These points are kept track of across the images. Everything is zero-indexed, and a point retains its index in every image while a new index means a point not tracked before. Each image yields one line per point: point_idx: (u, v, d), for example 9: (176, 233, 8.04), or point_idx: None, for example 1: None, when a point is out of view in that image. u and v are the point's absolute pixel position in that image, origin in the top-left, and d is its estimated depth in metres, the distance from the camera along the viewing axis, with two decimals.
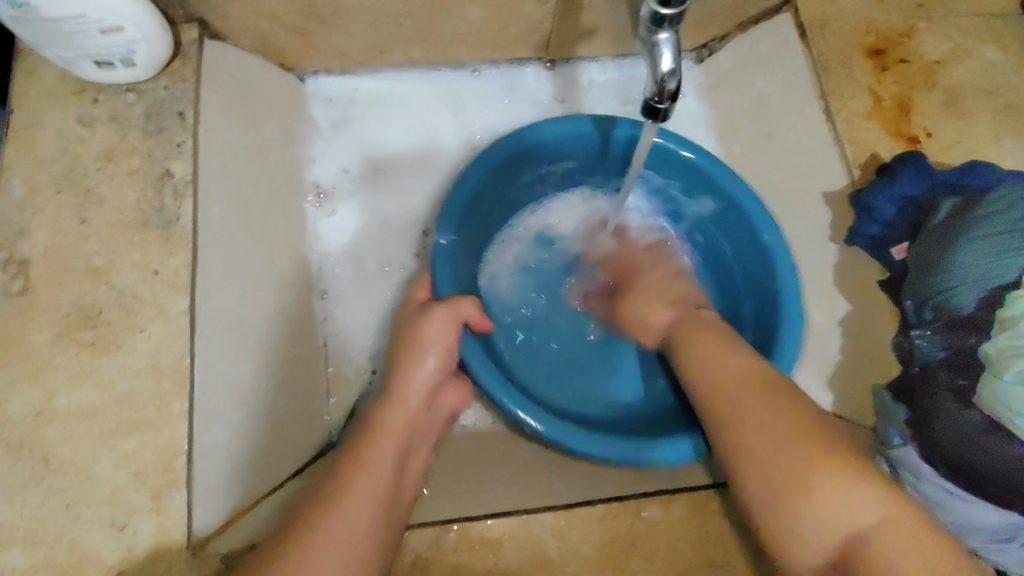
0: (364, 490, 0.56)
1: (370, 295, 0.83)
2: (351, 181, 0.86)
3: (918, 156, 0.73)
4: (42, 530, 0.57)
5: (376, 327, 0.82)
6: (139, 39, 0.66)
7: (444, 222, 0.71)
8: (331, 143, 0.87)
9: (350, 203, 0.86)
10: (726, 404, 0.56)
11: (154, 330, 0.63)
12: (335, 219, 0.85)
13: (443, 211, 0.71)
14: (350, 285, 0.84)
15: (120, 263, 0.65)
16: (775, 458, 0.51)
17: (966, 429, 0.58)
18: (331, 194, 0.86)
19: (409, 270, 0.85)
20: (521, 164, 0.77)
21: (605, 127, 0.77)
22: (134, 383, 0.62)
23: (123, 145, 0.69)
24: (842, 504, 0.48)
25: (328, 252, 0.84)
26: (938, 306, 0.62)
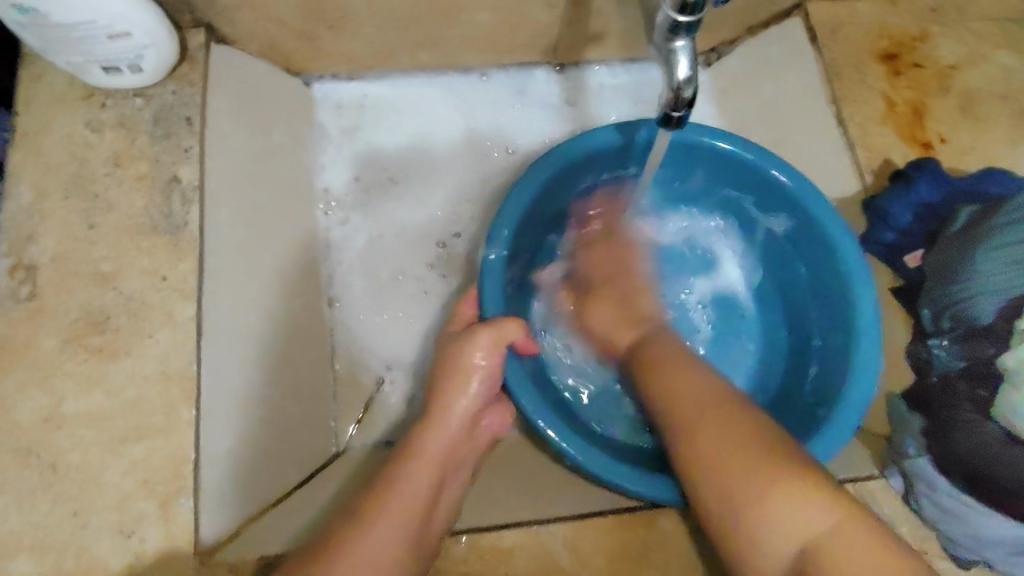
0: (392, 511, 0.56)
1: (387, 305, 0.81)
2: (364, 190, 0.85)
3: (934, 164, 0.72)
4: (50, 537, 0.57)
5: (395, 339, 0.79)
6: (147, 44, 0.66)
7: (494, 237, 0.66)
8: (341, 150, 0.86)
9: (365, 213, 0.84)
10: (681, 420, 0.56)
11: (163, 335, 0.63)
12: (347, 227, 0.83)
13: (493, 226, 0.67)
14: (365, 294, 0.81)
15: (128, 269, 0.65)
16: (725, 466, 0.52)
17: (988, 443, 0.57)
18: (343, 203, 0.84)
19: (427, 280, 0.82)
20: (567, 178, 0.73)
21: (628, 133, 0.72)
22: (143, 390, 0.61)
23: (132, 150, 0.69)
24: (789, 511, 0.48)
25: (341, 261, 0.82)
26: (957, 315, 0.61)
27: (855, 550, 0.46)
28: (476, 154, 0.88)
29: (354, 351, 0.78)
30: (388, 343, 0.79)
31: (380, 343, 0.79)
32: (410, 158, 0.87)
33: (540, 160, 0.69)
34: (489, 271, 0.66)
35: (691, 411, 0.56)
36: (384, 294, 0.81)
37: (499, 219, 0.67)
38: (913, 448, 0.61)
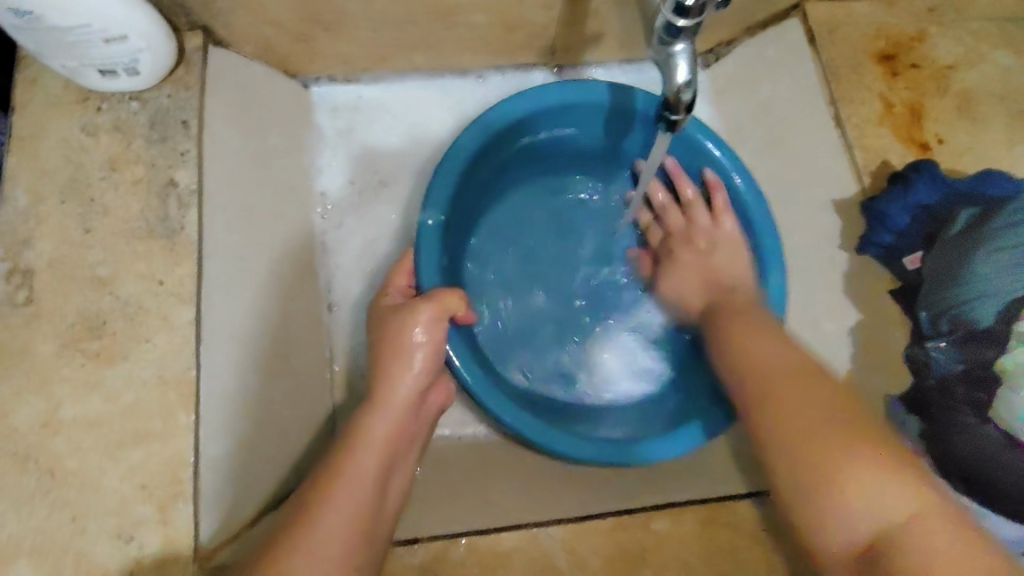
0: (339, 508, 0.54)
1: None
2: (353, 189, 0.86)
3: (933, 164, 0.71)
4: (47, 542, 0.57)
5: None
6: (144, 48, 0.66)
7: (431, 203, 0.69)
8: (338, 154, 0.87)
9: (358, 215, 0.86)
10: (772, 392, 0.57)
11: (159, 340, 0.63)
12: (343, 230, 0.85)
13: (431, 192, 0.69)
14: (360, 295, 0.83)
15: (125, 273, 0.65)
16: (812, 447, 0.51)
17: (986, 446, 0.57)
18: (336, 206, 0.85)
19: None
20: (503, 144, 0.75)
21: (623, 104, 0.76)
22: (140, 394, 0.61)
23: (128, 153, 0.68)
24: (880, 491, 0.48)
25: (337, 264, 0.84)
26: (956, 318, 0.60)
27: (936, 543, 0.45)
28: None
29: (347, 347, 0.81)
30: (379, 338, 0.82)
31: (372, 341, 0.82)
32: (404, 161, 0.88)
33: (466, 130, 0.71)
34: (426, 236, 0.69)
35: (788, 382, 0.57)
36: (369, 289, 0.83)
37: (436, 186, 0.70)
38: (910, 450, 0.62)
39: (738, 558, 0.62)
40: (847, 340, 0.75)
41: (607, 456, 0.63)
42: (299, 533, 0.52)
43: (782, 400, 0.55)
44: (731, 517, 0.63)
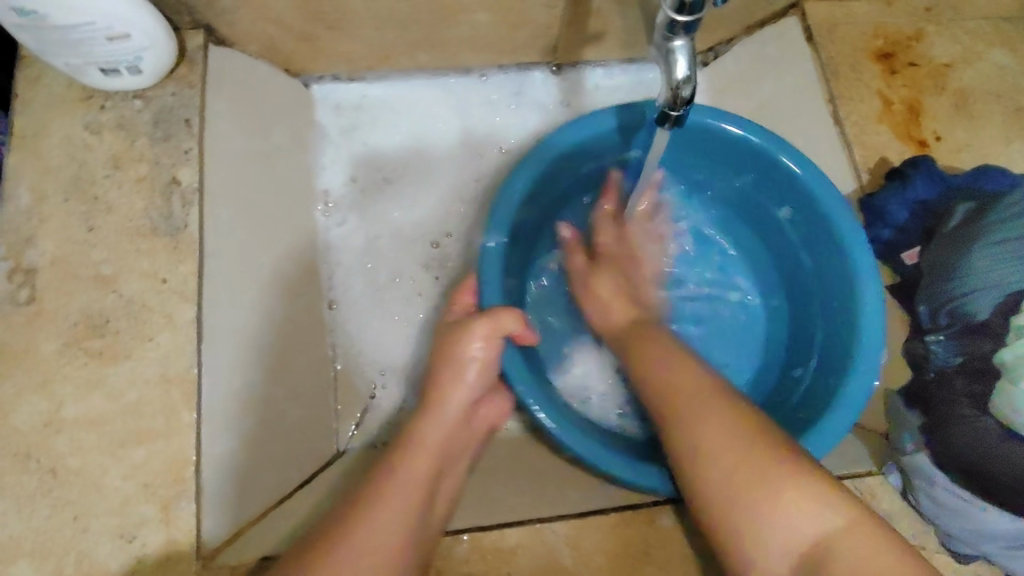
0: (392, 510, 0.56)
1: (382, 305, 0.83)
2: (356, 186, 0.86)
3: (931, 162, 0.72)
4: (50, 541, 0.56)
5: (387, 338, 0.82)
6: (147, 46, 0.66)
7: (494, 225, 0.68)
8: (340, 152, 0.87)
9: (360, 213, 0.86)
10: (681, 408, 0.57)
11: (163, 338, 0.63)
12: (345, 227, 0.85)
13: (493, 214, 0.68)
14: (361, 293, 0.83)
15: (128, 271, 0.64)
16: (731, 461, 0.52)
17: (986, 437, 0.57)
18: (339, 204, 0.86)
19: (421, 281, 0.84)
20: (563, 168, 0.74)
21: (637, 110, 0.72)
22: (143, 393, 0.61)
23: (130, 152, 0.68)
24: (806, 512, 0.49)
25: (338, 262, 0.84)
26: (954, 312, 0.61)
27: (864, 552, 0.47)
28: (473, 156, 0.89)
29: (351, 346, 0.81)
30: (383, 337, 0.82)
31: (376, 339, 0.82)
32: (407, 160, 0.88)
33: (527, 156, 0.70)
34: (489, 262, 0.68)
35: (697, 411, 0.56)
36: (372, 287, 0.84)
37: (498, 210, 0.68)
38: (910, 444, 0.62)
39: None
40: None
41: (609, 465, 0.62)
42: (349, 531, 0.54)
43: (696, 430, 0.55)
44: None
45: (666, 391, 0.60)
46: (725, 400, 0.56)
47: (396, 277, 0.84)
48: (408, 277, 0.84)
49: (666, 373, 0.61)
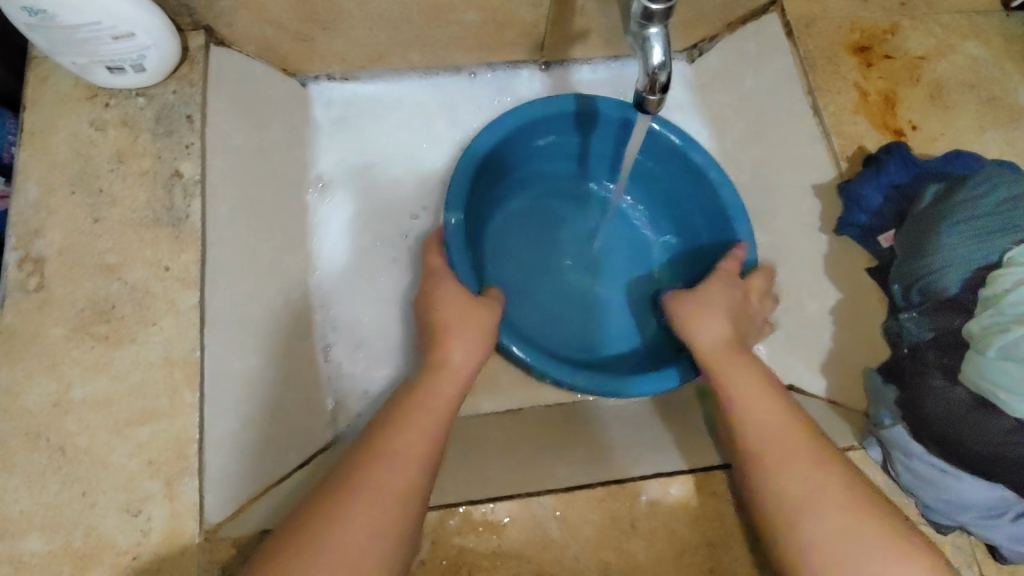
0: (384, 476, 0.55)
1: (373, 282, 0.88)
2: (350, 169, 0.91)
3: (903, 147, 0.74)
4: (58, 517, 0.59)
5: (379, 314, 0.87)
6: (150, 45, 0.69)
7: (452, 204, 0.77)
8: (334, 139, 0.91)
9: (351, 193, 0.90)
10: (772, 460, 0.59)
11: (166, 323, 0.65)
12: (336, 208, 0.89)
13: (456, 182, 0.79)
14: (353, 270, 0.88)
15: (133, 260, 0.67)
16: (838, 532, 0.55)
17: (958, 406, 0.59)
18: (332, 186, 0.90)
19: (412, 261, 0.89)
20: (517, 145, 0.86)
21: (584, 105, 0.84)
22: (147, 375, 0.64)
23: (134, 147, 0.71)
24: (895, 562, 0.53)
25: (331, 241, 0.88)
26: (925, 289, 0.63)
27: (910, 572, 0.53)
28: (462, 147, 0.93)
29: (332, 313, 0.86)
30: (361, 313, 0.87)
31: (353, 306, 0.87)
32: (397, 152, 0.92)
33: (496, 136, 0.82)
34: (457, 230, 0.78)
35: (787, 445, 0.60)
36: (365, 266, 0.88)
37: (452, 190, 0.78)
38: (888, 418, 0.65)
39: (726, 526, 0.64)
40: (827, 320, 0.79)
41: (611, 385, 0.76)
42: (384, 447, 0.57)
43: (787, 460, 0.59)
44: (718, 485, 0.65)
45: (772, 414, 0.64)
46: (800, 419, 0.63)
47: (385, 254, 0.89)
48: (398, 258, 0.89)
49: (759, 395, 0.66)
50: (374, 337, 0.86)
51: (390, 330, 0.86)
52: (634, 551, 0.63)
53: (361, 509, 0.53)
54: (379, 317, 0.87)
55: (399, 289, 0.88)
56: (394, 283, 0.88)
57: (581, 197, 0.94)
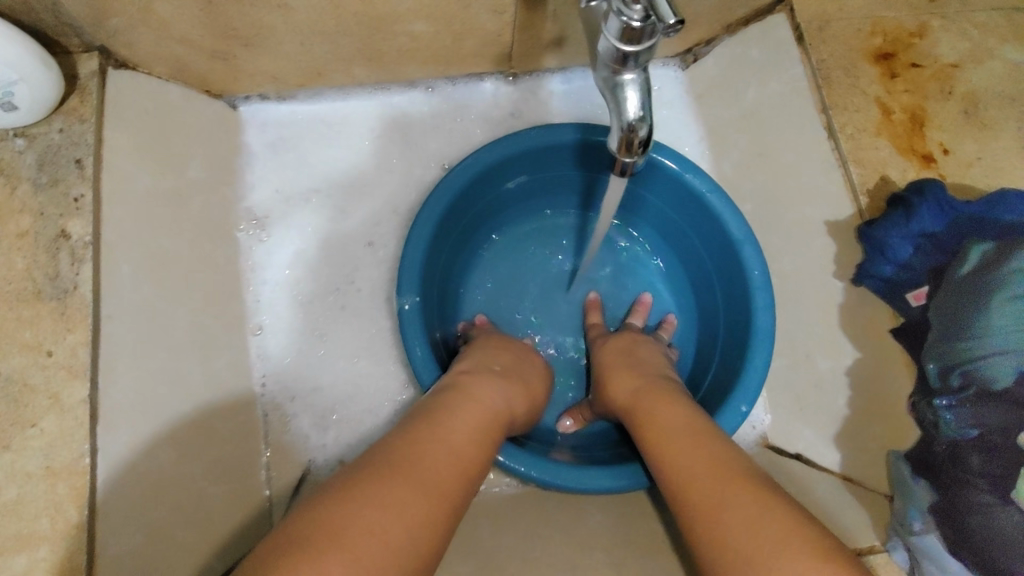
0: (422, 476, 0.44)
1: (311, 334, 0.77)
2: (289, 200, 0.79)
3: (938, 187, 0.62)
4: None
5: (323, 373, 0.77)
6: (16, 80, 0.56)
7: (405, 285, 0.66)
8: (269, 165, 0.79)
9: (288, 226, 0.79)
10: (697, 490, 0.48)
11: (47, 423, 0.53)
12: (271, 244, 0.78)
13: (406, 248, 0.67)
14: (289, 319, 0.77)
15: (7, 344, 0.55)
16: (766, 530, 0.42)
17: (1009, 528, 0.49)
18: (268, 220, 0.78)
19: (359, 307, 0.78)
20: (486, 188, 0.73)
21: (550, 137, 0.70)
22: (24, 490, 0.52)
23: (10, 203, 0.58)
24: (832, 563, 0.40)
25: (264, 282, 0.77)
26: (968, 373, 0.53)
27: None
28: (419, 173, 0.81)
29: (284, 373, 0.76)
30: (321, 371, 0.77)
31: (308, 363, 0.77)
32: (341, 178, 0.80)
33: (450, 180, 0.69)
34: (408, 321, 0.66)
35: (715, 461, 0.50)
36: (302, 312, 0.77)
37: (405, 269, 0.66)
38: (919, 522, 0.55)
39: None
40: (843, 383, 0.67)
41: (566, 481, 0.63)
42: (421, 450, 0.47)
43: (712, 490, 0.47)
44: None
45: (700, 443, 0.52)
46: (701, 425, 0.54)
47: (338, 301, 0.78)
48: (356, 307, 0.78)
49: (691, 427, 0.54)
50: (333, 398, 0.76)
51: (353, 393, 0.77)
52: None
53: (380, 512, 0.40)
54: (339, 376, 0.77)
55: (362, 341, 0.78)
56: (354, 333, 0.78)
57: (563, 227, 0.81)
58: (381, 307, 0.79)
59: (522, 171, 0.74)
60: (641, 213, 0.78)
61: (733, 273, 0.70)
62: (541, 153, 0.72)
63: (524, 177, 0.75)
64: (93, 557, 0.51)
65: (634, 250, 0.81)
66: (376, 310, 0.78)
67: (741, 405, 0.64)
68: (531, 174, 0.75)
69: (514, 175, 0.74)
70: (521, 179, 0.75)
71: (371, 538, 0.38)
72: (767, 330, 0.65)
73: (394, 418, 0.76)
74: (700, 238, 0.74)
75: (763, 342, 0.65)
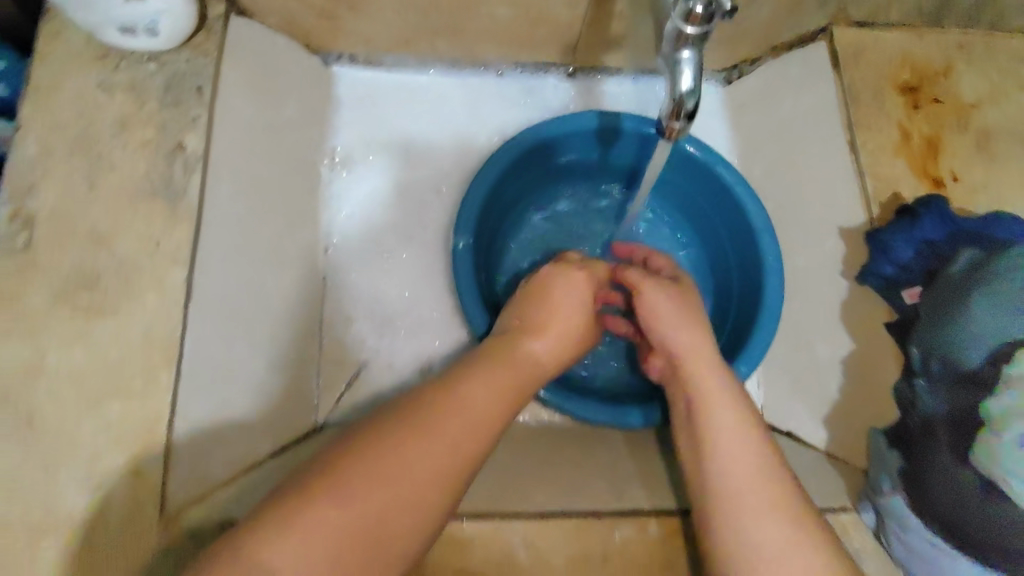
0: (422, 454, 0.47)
1: (368, 267, 0.85)
2: (365, 151, 0.88)
3: (941, 202, 0.70)
4: (20, 486, 0.56)
5: (379, 300, 0.84)
6: (162, 10, 0.67)
7: (461, 226, 0.74)
8: (351, 118, 0.88)
9: (361, 173, 0.88)
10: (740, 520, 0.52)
11: (150, 299, 0.63)
12: (345, 186, 0.87)
13: (466, 198, 0.75)
14: (351, 254, 0.85)
15: (123, 231, 0.65)
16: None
17: (962, 489, 0.55)
18: (345, 165, 0.87)
19: (414, 251, 0.86)
20: (543, 156, 0.81)
21: (606, 122, 0.79)
22: (126, 351, 0.61)
23: (139, 115, 0.69)
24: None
25: (334, 218, 0.86)
26: (943, 357, 0.59)
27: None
28: (481, 144, 0.90)
29: (341, 304, 0.83)
30: (375, 301, 0.84)
31: (363, 294, 0.84)
32: (412, 139, 0.89)
33: (510, 142, 0.77)
34: (460, 258, 0.74)
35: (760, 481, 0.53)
36: (364, 249, 0.86)
37: (464, 211, 0.74)
38: (887, 485, 0.62)
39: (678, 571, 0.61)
40: (837, 368, 0.75)
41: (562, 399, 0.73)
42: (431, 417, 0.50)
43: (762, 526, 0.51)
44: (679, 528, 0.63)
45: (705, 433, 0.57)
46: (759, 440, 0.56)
47: (395, 244, 0.86)
48: (411, 250, 0.86)
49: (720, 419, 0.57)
50: (382, 325, 0.84)
51: (399, 322, 0.84)
52: None
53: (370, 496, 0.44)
54: (389, 308, 0.84)
55: (415, 280, 0.86)
56: (409, 272, 0.86)
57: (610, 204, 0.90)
58: (434, 254, 0.87)
59: (573, 150, 0.83)
60: (675, 200, 0.87)
61: (751, 259, 0.77)
62: (593, 135, 0.81)
63: (576, 155, 0.84)
64: (166, 479, 0.58)
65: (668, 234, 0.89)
66: (429, 255, 0.87)
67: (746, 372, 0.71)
68: (583, 151, 0.83)
69: (569, 152, 0.83)
70: (572, 157, 0.84)
71: (376, 533, 0.43)
72: (775, 309, 0.73)
73: (432, 351, 0.83)
74: (725, 227, 0.81)
75: (771, 320, 0.72)
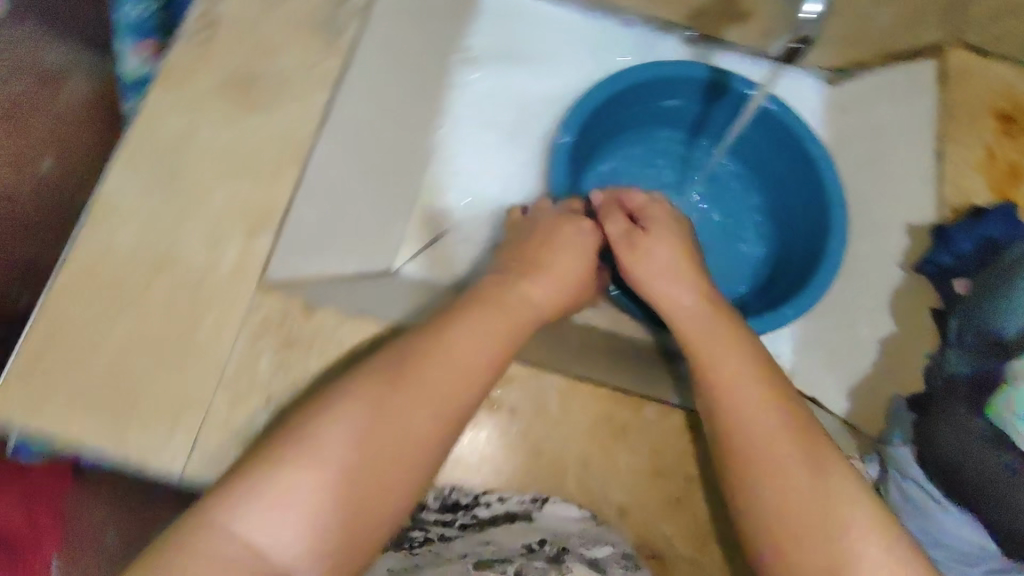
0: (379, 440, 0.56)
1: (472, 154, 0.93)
2: (494, 57, 0.97)
3: (1007, 205, 0.74)
4: (155, 225, 0.66)
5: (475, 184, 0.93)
6: None
7: (566, 124, 0.83)
8: (489, 27, 0.98)
9: (486, 74, 0.96)
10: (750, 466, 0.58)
11: (293, 107, 0.71)
12: (470, 82, 0.95)
13: (576, 104, 0.84)
14: (460, 140, 0.94)
15: (286, 47, 0.73)
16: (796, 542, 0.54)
17: (969, 436, 0.60)
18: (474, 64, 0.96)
19: (515, 153, 0.94)
20: (653, 91, 0.90)
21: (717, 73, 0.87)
22: (263, 143, 0.70)
23: None
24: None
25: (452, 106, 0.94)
26: (979, 328, 0.64)
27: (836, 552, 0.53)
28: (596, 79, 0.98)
29: (442, 177, 0.92)
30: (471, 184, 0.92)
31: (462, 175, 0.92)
32: (537, 59, 0.98)
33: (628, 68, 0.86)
34: (560, 151, 0.83)
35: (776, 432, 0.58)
36: (471, 139, 0.94)
37: (572, 112, 0.84)
38: (898, 438, 0.68)
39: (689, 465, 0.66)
40: (874, 346, 0.80)
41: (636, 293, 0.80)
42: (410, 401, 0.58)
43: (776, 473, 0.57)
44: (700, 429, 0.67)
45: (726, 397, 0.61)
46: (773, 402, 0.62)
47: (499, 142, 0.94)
48: (512, 151, 0.95)
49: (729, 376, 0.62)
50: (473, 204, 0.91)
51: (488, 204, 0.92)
52: (616, 455, 0.66)
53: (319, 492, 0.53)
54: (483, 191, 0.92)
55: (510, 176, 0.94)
56: (505, 169, 0.94)
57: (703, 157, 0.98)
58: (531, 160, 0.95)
59: (680, 95, 0.91)
60: (761, 166, 0.94)
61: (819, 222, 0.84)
62: (703, 85, 0.89)
63: (683, 100, 0.92)
64: (268, 258, 0.66)
65: (749, 195, 0.97)
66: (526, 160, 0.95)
67: (791, 313, 0.77)
68: (690, 97, 0.91)
69: (677, 96, 0.92)
70: (677, 101, 0.93)
71: (357, 478, 0.54)
72: (831, 268, 0.78)
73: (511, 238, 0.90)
74: (802, 195, 0.88)
75: (826, 277, 0.78)
